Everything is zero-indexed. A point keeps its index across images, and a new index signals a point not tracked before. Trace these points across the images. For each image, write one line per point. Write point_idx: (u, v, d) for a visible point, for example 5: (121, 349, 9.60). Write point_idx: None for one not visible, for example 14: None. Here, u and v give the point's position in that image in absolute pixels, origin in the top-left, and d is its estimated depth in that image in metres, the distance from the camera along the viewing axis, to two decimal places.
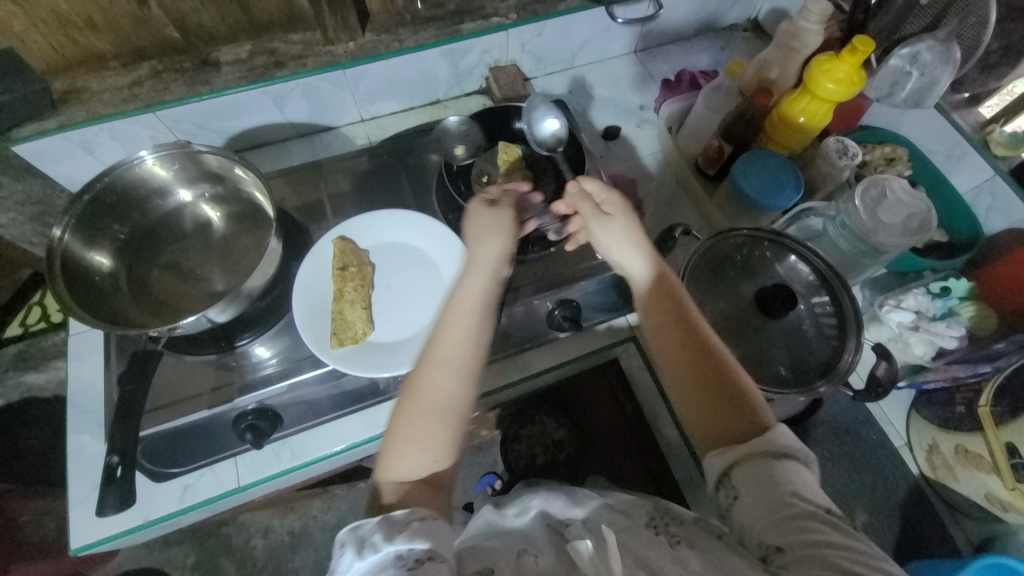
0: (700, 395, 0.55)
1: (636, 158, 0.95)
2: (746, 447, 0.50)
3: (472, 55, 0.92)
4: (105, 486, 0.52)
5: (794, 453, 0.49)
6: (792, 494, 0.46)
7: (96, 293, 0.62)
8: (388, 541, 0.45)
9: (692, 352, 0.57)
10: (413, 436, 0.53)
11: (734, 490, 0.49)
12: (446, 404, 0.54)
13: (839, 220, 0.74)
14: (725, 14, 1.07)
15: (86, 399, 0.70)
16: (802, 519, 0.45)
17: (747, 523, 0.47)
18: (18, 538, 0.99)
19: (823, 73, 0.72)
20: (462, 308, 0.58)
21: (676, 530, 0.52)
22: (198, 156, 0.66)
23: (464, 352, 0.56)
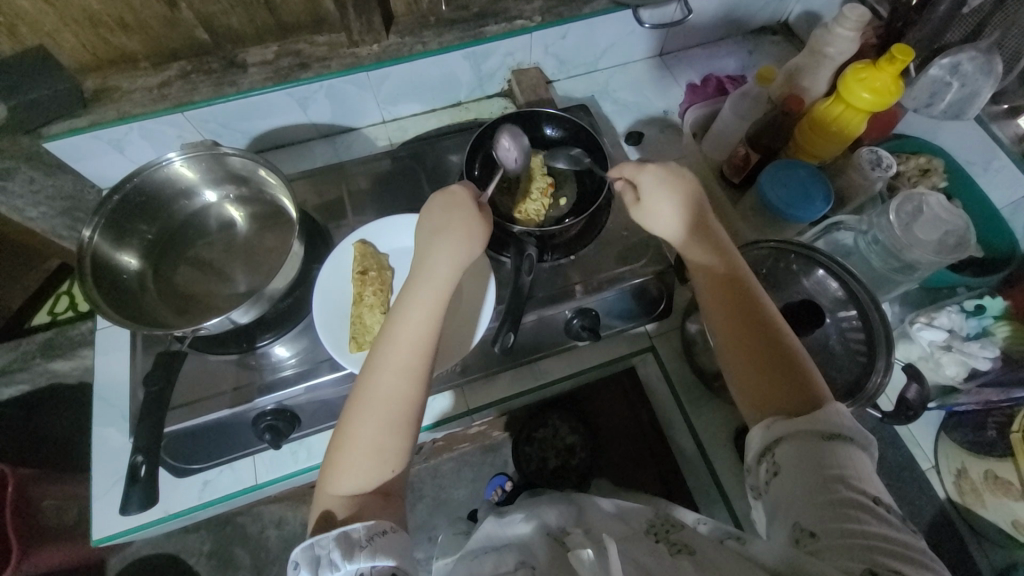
0: (756, 363, 0.54)
1: (658, 164, 0.93)
2: (795, 423, 0.48)
3: (496, 58, 0.91)
4: (129, 486, 0.52)
5: (850, 438, 0.46)
6: (838, 479, 0.44)
7: (123, 291, 0.63)
8: (348, 559, 0.46)
9: (748, 322, 0.55)
10: (367, 449, 0.52)
11: (776, 466, 0.47)
12: (397, 417, 0.52)
13: (871, 235, 0.72)
14: (754, 17, 1.04)
15: (112, 392, 0.72)
16: (845, 506, 0.42)
17: (783, 501, 0.45)
18: (42, 521, 1.02)
19: (858, 82, 0.70)
20: (412, 314, 0.55)
21: (676, 539, 0.51)
22: (224, 158, 0.67)
23: (410, 362, 0.54)
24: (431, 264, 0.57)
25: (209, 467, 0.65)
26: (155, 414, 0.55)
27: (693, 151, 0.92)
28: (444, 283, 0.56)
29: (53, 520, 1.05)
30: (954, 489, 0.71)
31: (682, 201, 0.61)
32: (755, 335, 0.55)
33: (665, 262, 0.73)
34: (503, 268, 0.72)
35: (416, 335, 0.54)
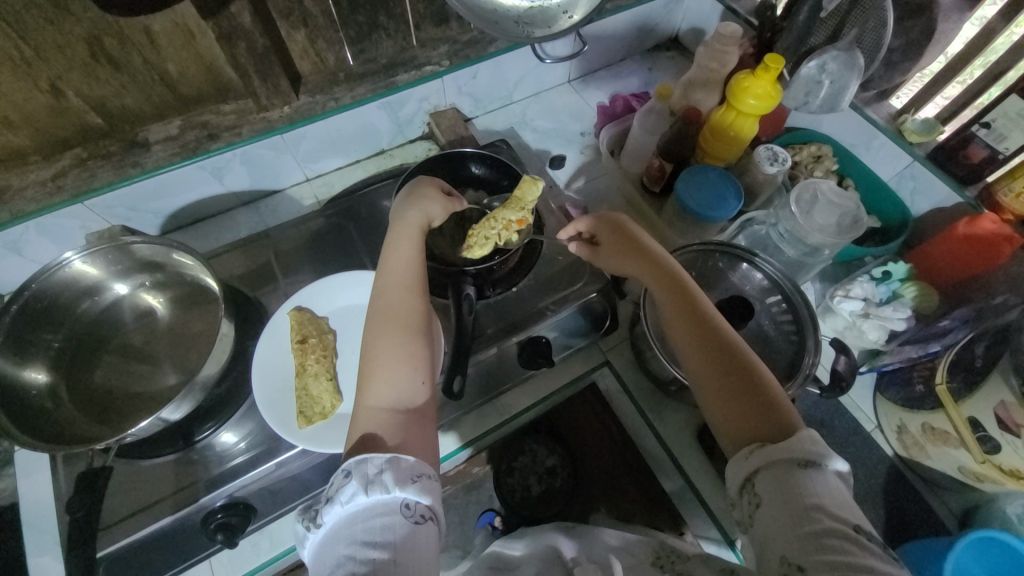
0: (721, 376, 0.56)
1: (584, 184, 0.97)
2: (769, 451, 0.48)
3: (411, 104, 0.93)
4: None
5: (828, 463, 0.47)
6: (816, 508, 0.44)
7: (32, 411, 0.57)
8: (399, 486, 0.45)
9: (703, 335, 0.59)
10: (396, 362, 0.56)
11: (756, 497, 0.47)
12: (415, 327, 0.58)
13: (780, 226, 0.78)
14: (647, 37, 1.13)
15: (40, 517, 0.64)
16: (827, 537, 0.42)
17: (767, 532, 0.45)
18: None
19: (744, 90, 0.77)
20: (397, 254, 0.63)
21: (680, 567, 0.59)
22: (130, 248, 0.63)
23: (411, 283, 0.61)
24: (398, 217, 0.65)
25: None
26: None
27: (613, 168, 0.96)
28: (412, 224, 0.65)
29: None
30: (900, 446, 0.76)
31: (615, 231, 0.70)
32: (714, 355, 0.57)
33: (603, 278, 0.77)
34: (446, 310, 0.72)
35: (405, 267, 0.62)
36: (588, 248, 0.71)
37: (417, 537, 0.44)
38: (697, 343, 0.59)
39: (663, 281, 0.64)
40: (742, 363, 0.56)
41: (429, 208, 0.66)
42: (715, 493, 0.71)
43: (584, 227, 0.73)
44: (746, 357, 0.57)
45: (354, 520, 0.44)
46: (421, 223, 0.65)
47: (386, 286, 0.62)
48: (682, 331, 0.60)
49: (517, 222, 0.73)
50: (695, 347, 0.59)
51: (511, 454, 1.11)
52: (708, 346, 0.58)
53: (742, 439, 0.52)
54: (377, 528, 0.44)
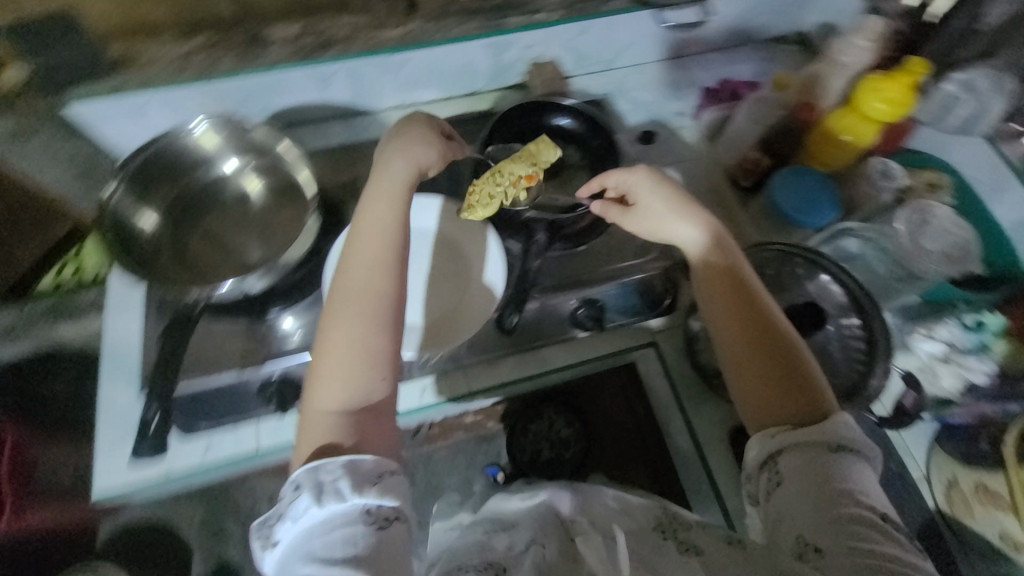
0: (760, 361, 0.56)
1: (674, 163, 0.92)
2: (802, 435, 0.51)
3: (515, 49, 0.92)
4: None
5: (857, 452, 0.50)
6: (843, 493, 0.47)
7: (141, 250, 0.65)
8: (358, 495, 0.47)
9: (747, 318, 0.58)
10: (350, 357, 0.55)
11: (779, 476, 0.50)
12: (374, 320, 0.56)
13: (879, 244, 0.78)
14: (773, 24, 1.05)
15: (118, 354, 0.71)
16: (853, 523, 0.46)
17: (786, 511, 0.48)
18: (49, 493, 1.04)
19: (873, 91, 0.72)
20: (374, 231, 0.60)
21: (684, 536, 0.57)
22: (248, 130, 0.69)
23: (376, 266, 0.58)
24: (387, 175, 0.64)
25: (213, 431, 0.66)
26: None
27: (706, 154, 0.91)
28: (400, 193, 0.63)
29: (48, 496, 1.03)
30: (942, 502, 0.69)
31: (654, 195, 0.65)
32: (760, 341, 0.57)
33: (671, 258, 0.76)
34: (512, 255, 0.73)
35: (382, 248, 0.60)
36: (618, 209, 0.67)
37: (384, 541, 0.46)
38: (740, 329, 0.58)
39: (705, 254, 0.62)
40: (788, 352, 0.56)
41: (432, 152, 0.67)
42: (733, 494, 0.71)
43: (610, 183, 0.68)
44: (792, 344, 0.57)
45: (311, 536, 0.46)
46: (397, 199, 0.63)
47: (353, 260, 0.59)
48: (727, 315, 0.58)
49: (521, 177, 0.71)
50: (738, 332, 0.58)
51: None
52: (754, 331, 0.57)
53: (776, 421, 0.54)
54: (339, 540, 0.45)
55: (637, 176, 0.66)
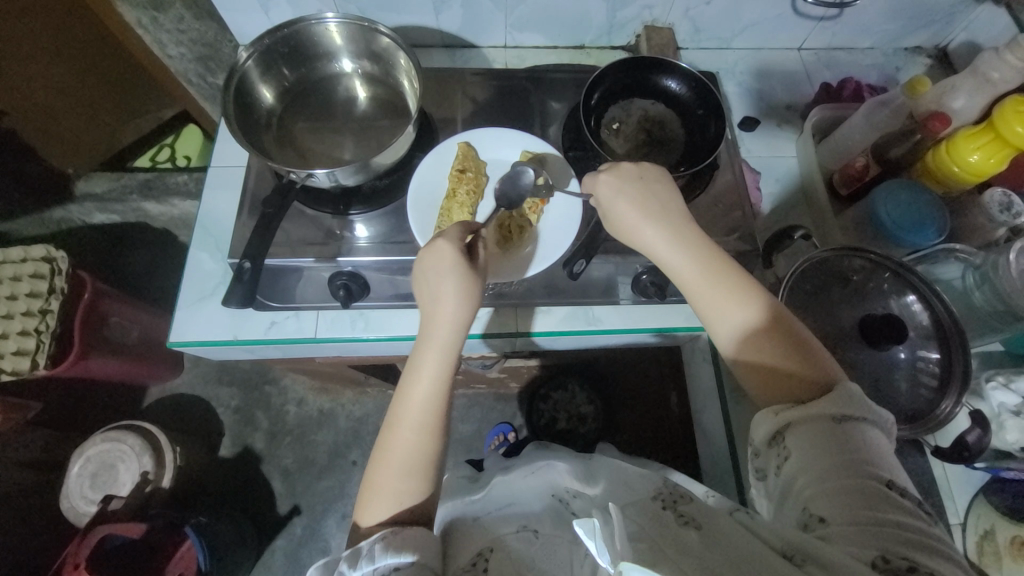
0: (754, 359, 0.54)
1: (768, 157, 0.89)
2: (805, 410, 0.49)
3: (634, 7, 0.89)
4: (235, 282, 0.63)
5: (865, 418, 0.48)
6: (854, 462, 0.45)
7: (253, 125, 0.69)
8: (354, 568, 0.46)
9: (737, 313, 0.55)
10: (394, 469, 0.52)
11: (786, 450, 0.49)
12: (418, 440, 0.53)
13: (981, 272, 0.69)
14: (914, 32, 0.97)
15: (210, 221, 0.77)
16: (862, 491, 0.43)
17: (793, 482, 0.47)
18: (101, 333, 1.26)
19: (1015, 114, 0.64)
20: (419, 382, 0.55)
21: (685, 510, 0.49)
22: (372, 35, 0.70)
23: (426, 395, 0.54)
24: (434, 299, 0.57)
25: (281, 310, 0.71)
26: (268, 235, 0.63)
27: (806, 153, 0.87)
28: (443, 327, 0.56)
29: (115, 335, 1.30)
30: (974, 550, 0.67)
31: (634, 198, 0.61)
32: (753, 330, 0.55)
33: (749, 245, 0.73)
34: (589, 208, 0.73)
35: (423, 397, 0.54)
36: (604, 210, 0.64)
37: None
38: (731, 319, 0.56)
39: (681, 241, 0.59)
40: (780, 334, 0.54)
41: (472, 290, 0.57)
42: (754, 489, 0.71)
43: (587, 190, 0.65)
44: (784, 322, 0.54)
45: None
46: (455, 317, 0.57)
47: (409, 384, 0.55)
48: (718, 304, 0.56)
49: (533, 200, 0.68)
50: (733, 323, 0.56)
51: (553, 386, 1.32)
52: (745, 317, 0.55)
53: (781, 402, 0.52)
54: None
55: (654, 230, 0.60)
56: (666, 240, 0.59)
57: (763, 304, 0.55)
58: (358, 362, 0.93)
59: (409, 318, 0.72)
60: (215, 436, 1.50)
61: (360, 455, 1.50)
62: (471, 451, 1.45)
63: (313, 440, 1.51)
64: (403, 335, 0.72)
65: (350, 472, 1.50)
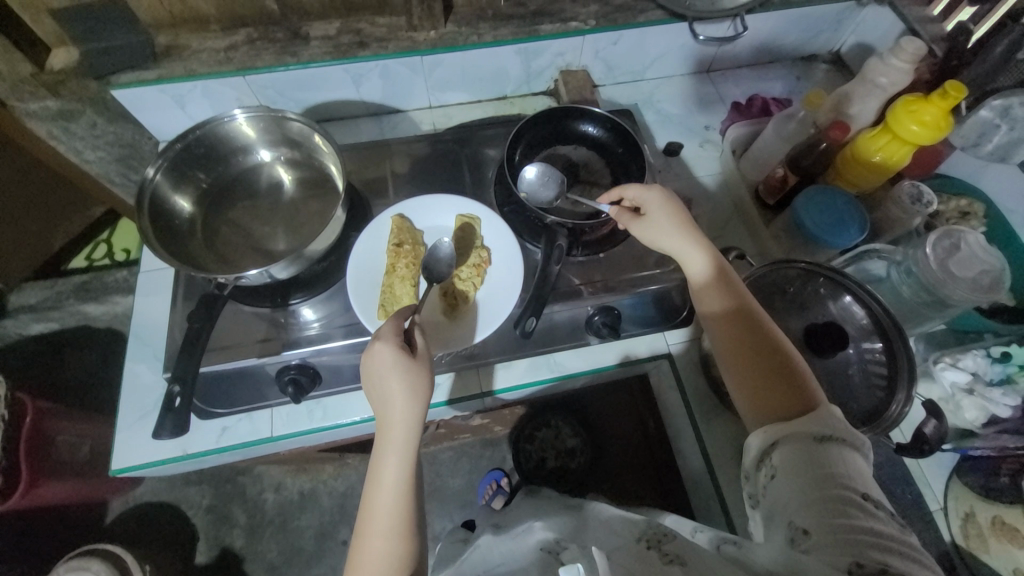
0: (749, 370, 0.56)
1: (696, 177, 0.93)
2: (788, 427, 0.50)
3: (546, 57, 0.93)
4: (166, 413, 0.61)
5: (844, 440, 0.48)
6: (831, 477, 0.45)
7: (174, 233, 0.67)
8: None
9: (754, 340, 0.57)
10: (373, 572, 0.49)
11: (773, 469, 0.49)
12: (390, 529, 0.50)
13: (905, 266, 0.72)
14: (807, 43, 1.04)
15: (146, 331, 0.73)
16: (841, 504, 0.43)
17: (779, 501, 0.47)
18: (47, 455, 1.16)
19: (908, 113, 0.69)
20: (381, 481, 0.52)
21: (668, 548, 0.50)
22: (284, 122, 0.70)
23: (395, 495, 0.52)
24: (385, 401, 0.55)
25: (232, 414, 0.68)
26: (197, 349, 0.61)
27: (731, 171, 0.91)
28: (399, 438, 0.53)
29: (64, 455, 1.20)
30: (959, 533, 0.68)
31: (670, 211, 0.65)
32: (748, 341, 0.57)
33: None
34: (531, 258, 0.74)
35: (392, 496, 0.52)
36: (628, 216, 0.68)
37: None
38: (731, 331, 0.58)
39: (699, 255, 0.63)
40: (774, 352, 0.56)
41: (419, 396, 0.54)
42: (744, 512, 0.70)
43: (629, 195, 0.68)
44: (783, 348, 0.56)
45: None
46: (411, 418, 0.54)
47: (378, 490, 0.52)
48: (722, 319, 0.60)
49: (475, 261, 0.69)
50: (732, 335, 0.58)
51: (535, 425, 1.30)
52: (745, 332, 0.58)
53: (770, 420, 0.53)
54: None
55: (686, 247, 0.64)
56: (688, 266, 0.64)
57: (756, 326, 0.58)
58: (325, 445, 0.89)
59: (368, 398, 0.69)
60: (189, 542, 1.39)
61: (349, 532, 1.43)
62: (465, 506, 1.40)
63: (296, 526, 1.43)
64: (362, 419, 0.69)
65: (340, 553, 1.41)
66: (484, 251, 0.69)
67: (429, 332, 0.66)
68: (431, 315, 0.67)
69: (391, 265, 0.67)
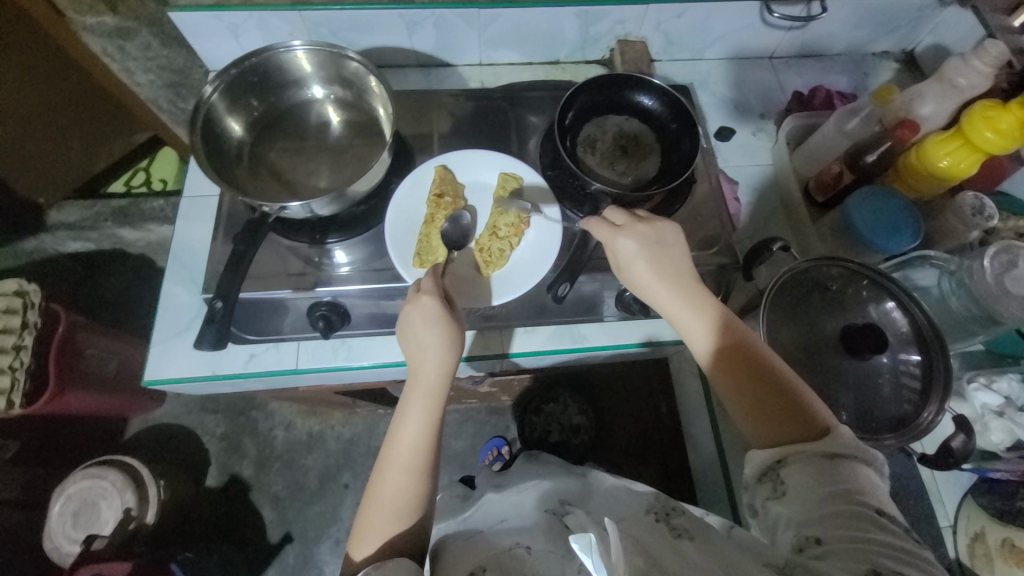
0: (746, 400, 0.53)
1: (745, 166, 0.90)
2: (798, 447, 0.48)
3: (606, 23, 0.90)
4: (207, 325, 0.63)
5: (854, 457, 0.47)
6: (844, 492, 0.44)
7: (224, 158, 0.68)
8: None
9: (747, 371, 0.54)
10: (391, 503, 0.52)
11: (781, 484, 0.47)
12: (412, 467, 0.53)
13: (957, 277, 0.70)
14: (881, 38, 0.99)
15: (184, 254, 0.75)
16: (854, 517, 0.43)
17: (787, 510, 0.46)
18: (76, 368, 1.21)
19: (983, 119, 0.65)
20: (406, 424, 0.54)
21: (677, 522, 0.53)
22: (341, 60, 0.69)
23: (421, 437, 0.54)
24: (420, 350, 0.56)
25: (262, 343, 0.70)
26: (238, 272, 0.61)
27: (782, 163, 0.88)
28: (430, 384, 0.56)
29: (92, 369, 1.26)
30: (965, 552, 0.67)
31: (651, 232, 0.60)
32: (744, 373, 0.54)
33: (732, 257, 0.73)
34: (569, 226, 0.73)
35: (418, 437, 0.54)
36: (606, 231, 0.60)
37: None
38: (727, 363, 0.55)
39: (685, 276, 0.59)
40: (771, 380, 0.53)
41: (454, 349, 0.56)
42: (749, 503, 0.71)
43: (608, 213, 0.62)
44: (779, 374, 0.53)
45: None
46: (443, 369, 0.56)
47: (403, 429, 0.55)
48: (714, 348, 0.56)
49: (513, 219, 0.68)
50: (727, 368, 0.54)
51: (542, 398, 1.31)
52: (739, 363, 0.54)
53: (773, 443, 0.50)
54: None
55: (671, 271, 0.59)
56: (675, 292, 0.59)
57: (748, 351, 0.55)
58: (342, 388, 0.92)
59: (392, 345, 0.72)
60: (201, 466, 1.46)
61: (351, 477, 1.48)
62: (465, 468, 1.43)
63: (302, 465, 1.48)
64: (384, 363, 0.71)
65: (341, 496, 1.47)
66: (523, 210, 0.68)
67: (462, 285, 0.67)
68: (465, 270, 0.68)
69: (432, 214, 0.68)
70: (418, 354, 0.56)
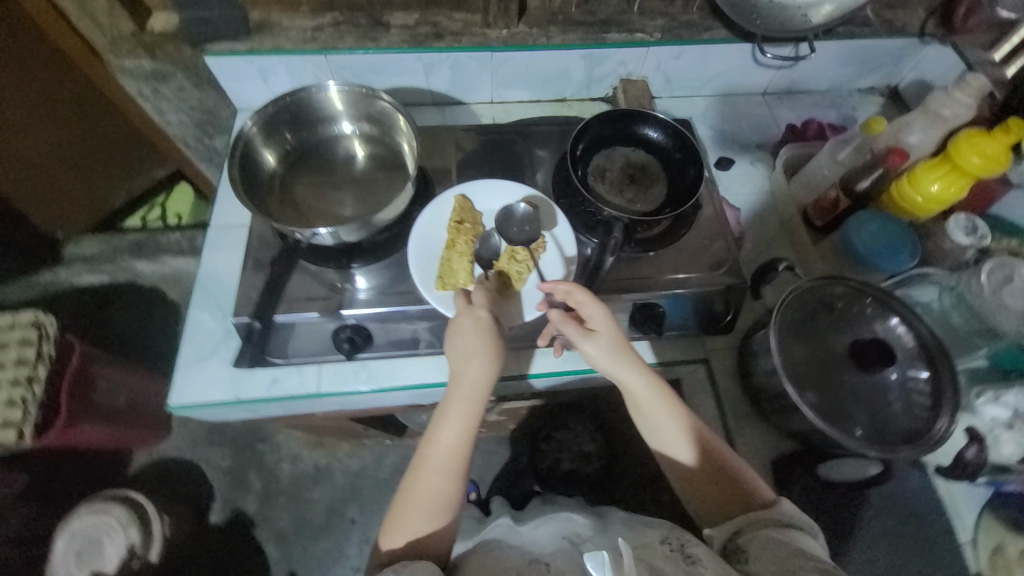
0: (703, 486, 0.62)
1: (746, 193, 0.94)
2: (751, 519, 0.57)
3: (609, 64, 0.96)
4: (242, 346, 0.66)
5: (799, 526, 0.55)
6: (796, 550, 0.51)
7: (259, 186, 0.73)
8: None
9: (700, 454, 0.63)
10: (425, 503, 0.57)
11: (743, 553, 0.54)
12: (450, 469, 0.58)
13: (957, 292, 0.74)
14: (865, 75, 1.06)
15: (211, 282, 0.78)
16: (807, 566, 0.49)
17: (755, 564, 0.52)
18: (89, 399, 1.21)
19: (969, 145, 0.70)
20: (447, 430, 0.60)
21: (692, 550, 0.53)
22: (371, 100, 0.75)
23: (460, 440, 0.59)
24: (464, 358, 0.61)
25: (286, 366, 0.72)
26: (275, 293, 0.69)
27: (780, 190, 0.93)
28: (471, 392, 0.60)
29: (104, 400, 1.26)
30: None
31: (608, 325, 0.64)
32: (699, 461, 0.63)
33: (741, 278, 0.75)
34: (582, 250, 0.76)
35: (458, 439, 0.59)
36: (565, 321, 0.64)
37: None
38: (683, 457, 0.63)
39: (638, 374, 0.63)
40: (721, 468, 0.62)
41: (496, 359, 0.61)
42: None
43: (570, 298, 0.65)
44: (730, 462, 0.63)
45: None
46: (484, 379, 0.61)
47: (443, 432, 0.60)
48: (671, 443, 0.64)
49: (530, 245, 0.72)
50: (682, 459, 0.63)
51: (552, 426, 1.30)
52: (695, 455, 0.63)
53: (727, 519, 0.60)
54: None
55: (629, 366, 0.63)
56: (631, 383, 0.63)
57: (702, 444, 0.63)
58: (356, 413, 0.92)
59: (413, 366, 0.72)
60: (205, 501, 1.43)
61: (358, 512, 1.45)
62: None
63: (309, 498, 1.46)
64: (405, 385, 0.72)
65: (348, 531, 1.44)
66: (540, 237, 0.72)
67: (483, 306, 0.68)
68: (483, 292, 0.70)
69: (453, 239, 0.71)
70: (461, 362, 0.61)
